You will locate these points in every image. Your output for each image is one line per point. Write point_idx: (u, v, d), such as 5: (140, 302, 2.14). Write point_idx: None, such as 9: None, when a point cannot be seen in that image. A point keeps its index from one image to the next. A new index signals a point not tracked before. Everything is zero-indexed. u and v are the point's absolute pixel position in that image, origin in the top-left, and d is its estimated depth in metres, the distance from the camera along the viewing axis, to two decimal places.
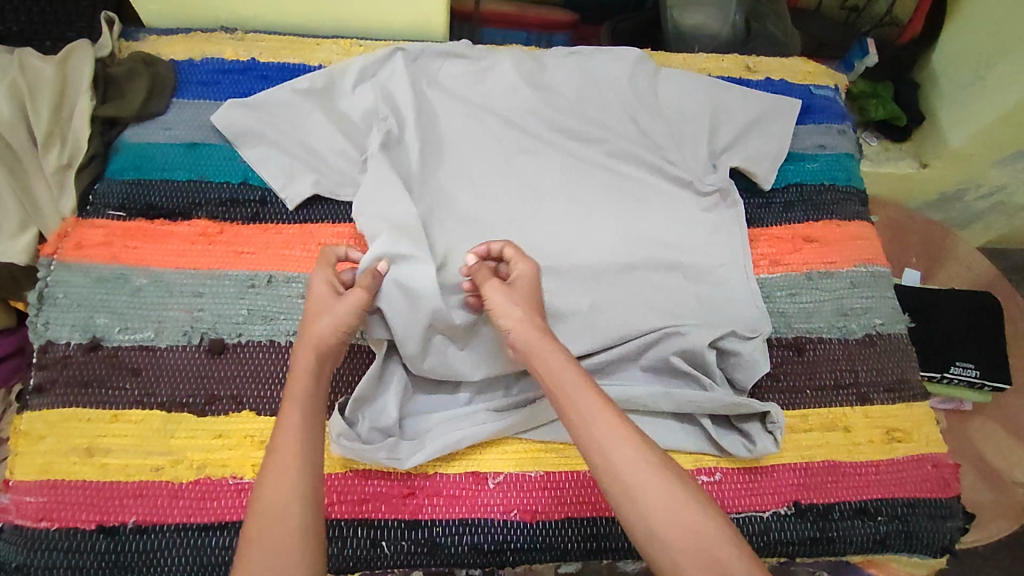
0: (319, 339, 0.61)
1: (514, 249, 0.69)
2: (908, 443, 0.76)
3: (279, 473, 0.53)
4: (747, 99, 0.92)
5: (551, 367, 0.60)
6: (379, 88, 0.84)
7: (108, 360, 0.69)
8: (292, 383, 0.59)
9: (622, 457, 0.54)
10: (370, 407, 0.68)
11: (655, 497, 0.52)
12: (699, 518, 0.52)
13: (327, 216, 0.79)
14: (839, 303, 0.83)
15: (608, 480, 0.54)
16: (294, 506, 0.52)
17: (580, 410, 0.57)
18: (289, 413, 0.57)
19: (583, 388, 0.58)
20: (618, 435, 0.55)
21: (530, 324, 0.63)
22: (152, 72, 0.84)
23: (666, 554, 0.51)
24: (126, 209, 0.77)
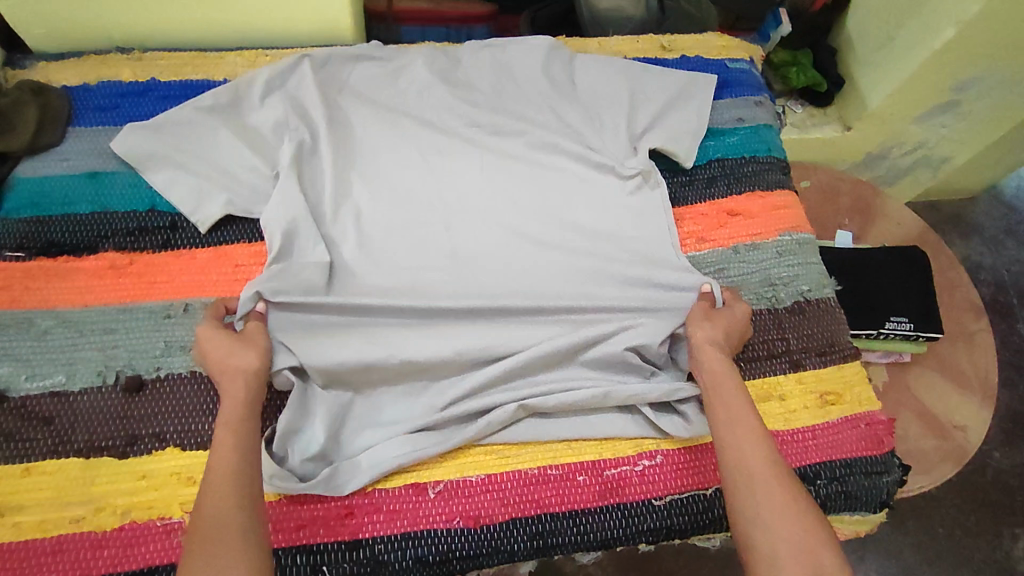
0: (250, 368, 0.64)
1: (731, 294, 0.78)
2: (841, 405, 0.78)
3: (216, 489, 0.55)
4: (663, 79, 0.92)
5: (717, 367, 0.69)
6: (287, 98, 0.82)
7: (15, 411, 0.65)
8: (226, 408, 0.61)
9: (750, 449, 0.60)
10: (298, 436, 0.67)
11: (774, 491, 0.57)
12: (809, 525, 0.55)
13: (243, 236, 0.76)
14: (767, 274, 0.84)
15: (732, 466, 0.60)
16: (234, 514, 0.54)
17: (728, 403, 0.65)
18: (224, 433, 0.59)
19: (738, 391, 0.66)
20: (753, 432, 0.62)
21: (713, 337, 0.72)
22: (42, 102, 0.79)
23: (767, 540, 0.55)
24: (25, 249, 0.73)
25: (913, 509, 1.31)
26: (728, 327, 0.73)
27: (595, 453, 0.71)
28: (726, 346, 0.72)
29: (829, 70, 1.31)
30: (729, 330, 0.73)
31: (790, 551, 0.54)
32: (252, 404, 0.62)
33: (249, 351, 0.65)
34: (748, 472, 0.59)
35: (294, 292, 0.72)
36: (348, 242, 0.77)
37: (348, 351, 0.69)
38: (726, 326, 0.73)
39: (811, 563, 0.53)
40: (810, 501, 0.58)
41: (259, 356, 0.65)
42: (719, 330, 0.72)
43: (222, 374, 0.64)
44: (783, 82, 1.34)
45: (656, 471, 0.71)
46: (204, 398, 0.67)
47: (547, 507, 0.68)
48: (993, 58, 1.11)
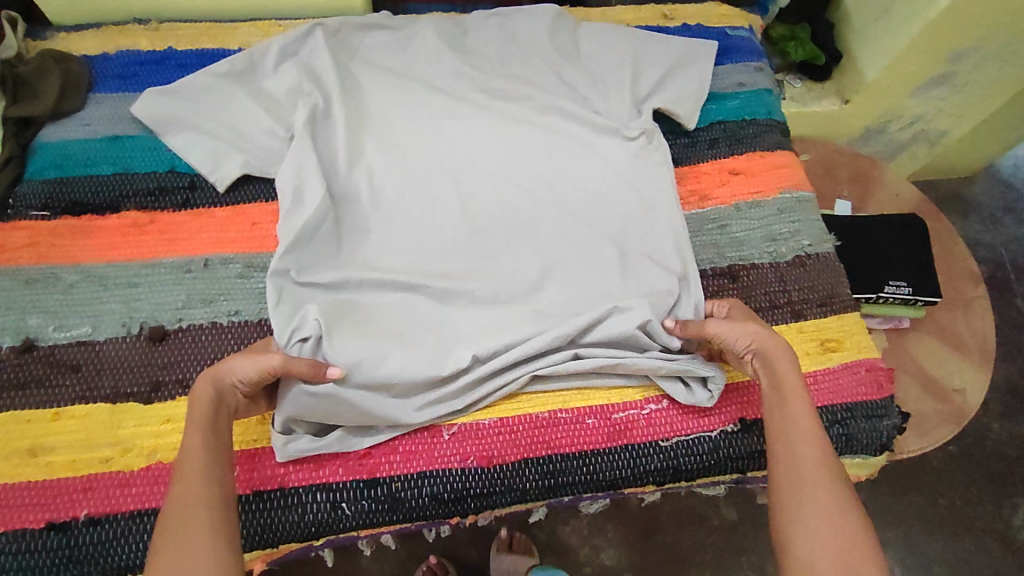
0: (217, 375, 0.63)
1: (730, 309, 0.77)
2: (842, 352, 0.80)
3: (183, 490, 0.55)
4: (665, 45, 0.95)
5: (780, 368, 0.67)
6: (301, 65, 0.84)
7: (44, 360, 0.67)
8: (194, 408, 0.61)
9: (805, 456, 0.61)
10: (314, 407, 0.66)
11: (823, 500, 0.58)
12: (854, 530, 0.56)
13: (259, 195, 0.79)
14: (768, 229, 0.87)
15: (784, 472, 0.61)
16: (202, 511, 0.54)
17: (786, 406, 0.65)
18: (192, 434, 0.59)
19: (801, 395, 0.65)
20: (810, 438, 0.62)
21: (762, 341, 0.70)
22: (63, 69, 0.81)
23: (808, 547, 0.56)
24: (50, 209, 0.75)
25: (917, 480, 1.33)
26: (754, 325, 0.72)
27: (604, 398, 0.74)
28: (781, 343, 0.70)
29: (827, 44, 1.33)
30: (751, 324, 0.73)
31: (826, 558, 0.55)
32: (213, 404, 0.61)
33: (227, 367, 0.63)
34: (799, 478, 0.60)
35: (311, 265, 0.74)
36: (361, 200, 0.80)
37: (367, 346, 0.69)
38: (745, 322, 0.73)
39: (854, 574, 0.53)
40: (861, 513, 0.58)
41: (243, 374, 0.63)
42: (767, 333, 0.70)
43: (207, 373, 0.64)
44: (781, 56, 1.35)
45: (663, 414, 0.74)
46: (225, 347, 0.70)
47: (558, 448, 0.71)
48: (987, 29, 1.13)
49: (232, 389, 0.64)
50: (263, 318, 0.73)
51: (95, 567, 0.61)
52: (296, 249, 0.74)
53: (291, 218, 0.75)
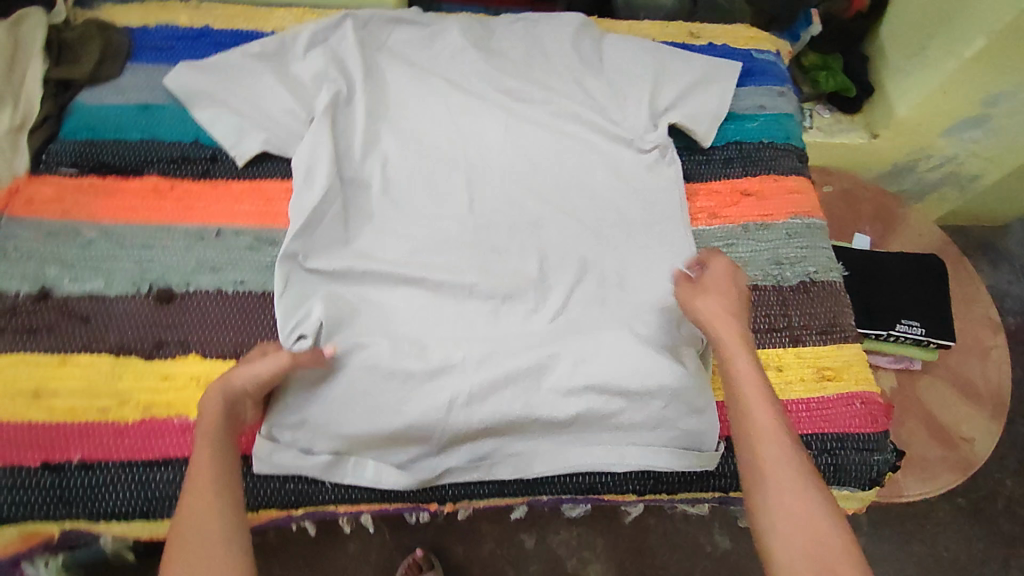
0: (229, 385, 0.63)
1: (709, 253, 0.79)
2: (838, 381, 0.79)
3: (195, 502, 0.57)
4: (687, 63, 0.96)
5: (735, 362, 0.67)
6: (329, 52, 0.87)
7: (56, 309, 0.70)
8: (204, 419, 0.62)
9: (768, 452, 0.61)
10: (304, 405, 0.69)
11: (789, 497, 0.58)
12: (817, 516, 0.56)
13: (276, 173, 0.81)
14: (774, 253, 0.87)
15: (749, 470, 0.61)
16: (215, 522, 0.56)
17: (745, 401, 0.65)
18: (201, 445, 0.60)
19: (761, 390, 0.65)
20: (771, 434, 0.62)
21: (716, 313, 0.71)
22: (105, 38, 0.85)
23: (777, 545, 0.56)
24: (78, 166, 0.78)
25: (923, 532, 1.29)
26: (717, 292, 0.73)
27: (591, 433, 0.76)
28: (733, 313, 0.72)
29: (859, 77, 1.32)
30: (723, 289, 0.74)
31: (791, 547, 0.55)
32: (226, 418, 0.62)
33: (241, 371, 0.65)
34: (762, 476, 0.60)
35: (318, 248, 0.76)
36: (372, 185, 0.82)
37: (365, 351, 0.71)
38: (710, 287, 0.74)
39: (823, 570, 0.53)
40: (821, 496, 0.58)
41: (254, 380, 0.65)
42: (725, 304, 0.72)
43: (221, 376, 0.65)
44: (812, 85, 1.35)
45: None
46: (228, 314, 0.72)
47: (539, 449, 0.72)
48: None
49: (248, 393, 0.65)
50: (266, 290, 0.75)
51: (83, 509, 0.63)
52: (306, 234, 0.76)
53: (301, 205, 0.77)
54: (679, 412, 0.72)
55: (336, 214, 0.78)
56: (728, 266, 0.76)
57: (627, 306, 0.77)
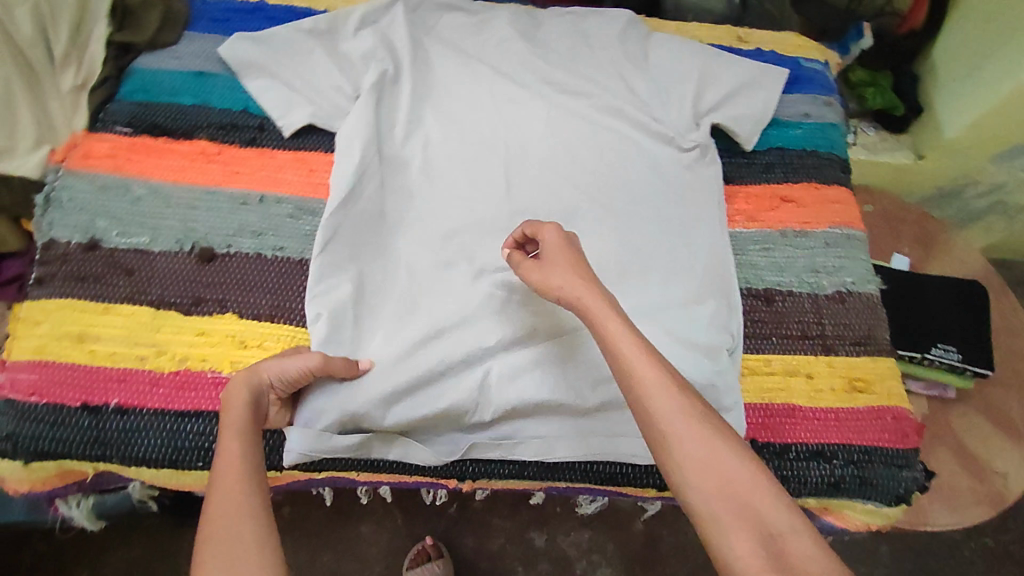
0: (254, 378, 0.62)
1: (533, 225, 0.71)
2: (869, 394, 0.77)
3: (222, 501, 0.52)
4: (733, 66, 0.96)
5: (604, 324, 0.61)
6: (379, 33, 0.89)
7: (104, 259, 0.72)
8: (229, 414, 0.58)
9: (662, 406, 0.55)
10: (339, 393, 0.68)
11: (694, 447, 0.53)
12: (735, 468, 0.52)
13: (320, 146, 0.83)
14: (811, 261, 0.85)
15: (647, 429, 0.56)
16: (245, 524, 0.51)
17: (623, 359, 0.58)
18: (228, 440, 0.56)
19: (636, 343, 0.59)
20: (661, 386, 0.56)
21: (575, 285, 0.64)
22: (167, 6, 0.88)
23: (704, 504, 0.51)
24: (133, 126, 0.81)
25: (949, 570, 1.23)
26: (564, 263, 0.66)
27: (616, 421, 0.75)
28: (590, 280, 0.65)
29: (907, 96, 1.30)
30: (569, 259, 0.67)
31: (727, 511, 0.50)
32: (252, 407, 0.59)
33: (267, 365, 0.63)
34: (665, 435, 0.54)
35: (358, 218, 0.77)
36: (412, 165, 0.83)
37: (395, 330, 0.72)
38: (556, 261, 0.67)
39: (749, 515, 0.50)
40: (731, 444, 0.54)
41: (284, 372, 0.64)
42: (577, 275, 0.65)
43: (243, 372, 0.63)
44: (858, 100, 1.32)
45: None
46: (266, 277, 0.74)
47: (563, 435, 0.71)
48: None
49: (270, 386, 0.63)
50: (304, 257, 0.76)
51: (115, 452, 0.65)
52: (347, 206, 0.77)
53: (343, 180, 0.78)
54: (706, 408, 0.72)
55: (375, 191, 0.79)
56: (560, 232, 0.69)
57: (652, 297, 0.78)
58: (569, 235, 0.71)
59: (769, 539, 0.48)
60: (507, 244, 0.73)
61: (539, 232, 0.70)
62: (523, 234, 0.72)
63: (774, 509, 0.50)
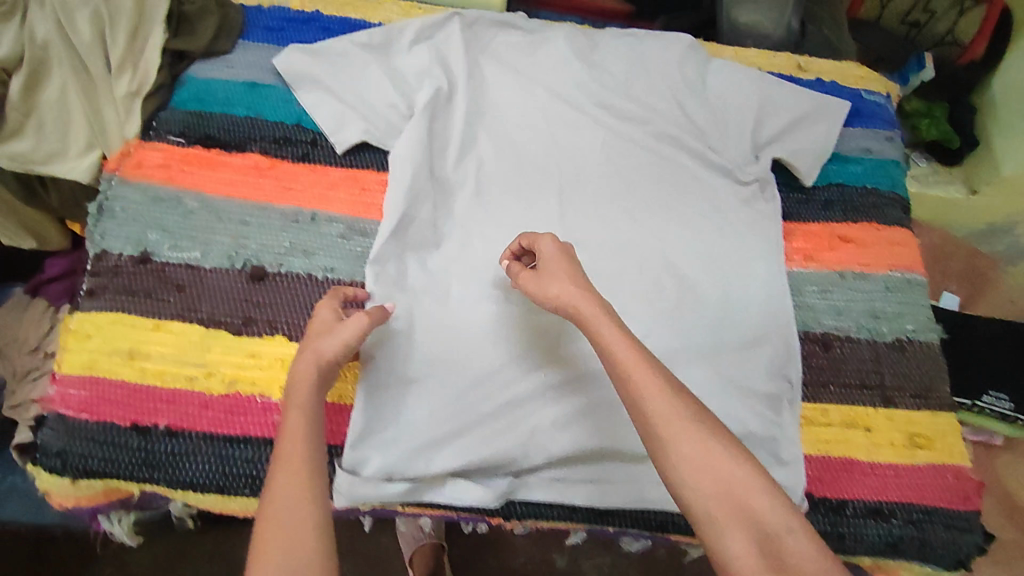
0: (319, 355, 0.62)
1: (529, 236, 0.71)
2: (930, 451, 0.74)
3: (289, 477, 0.55)
4: (795, 96, 0.93)
5: (599, 329, 0.62)
6: (434, 50, 0.87)
7: (155, 274, 0.72)
8: (295, 394, 0.60)
9: (658, 411, 0.57)
10: (386, 433, 0.67)
11: (691, 449, 0.55)
12: (733, 468, 0.55)
13: (373, 165, 0.82)
14: (870, 305, 0.83)
15: (645, 431, 0.57)
16: (308, 508, 0.53)
17: (619, 365, 0.60)
18: (294, 419, 0.59)
19: (629, 347, 0.61)
20: (656, 391, 0.58)
21: (572, 294, 0.65)
22: (223, 13, 0.86)
23: (700, 505, 0.54)
24: (186, 136, 0.79)
25: None
26: (561, 273, 0.66)
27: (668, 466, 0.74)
28: (588, 290, 0.65)
29: (965, 128, 1.25)
30: (567, 270, 0.67)
31: (724, 511, 0.53)
32: (318, 386, 0.61)
33: (327, 340, 0.63)
34: (662, 438, 0.56)
35: (411, 243, 0.76)
36: (463, 190, 0.81)
37: (443, 369, 0.69)
38: (554, 270, 0.67)
39: (745, 516, 0.52)
40: (727, 442, 0.56)
41: (341, 345, 0.63)
42: (573, 283, 0.65)
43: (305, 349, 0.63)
44: (912, 131, 1.28)
45: None
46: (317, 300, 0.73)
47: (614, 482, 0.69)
48: None
49: (337, 360, 0.63)
50: (354, 280, 0.75)
51: (163, 475, 0.65)
52: (399, 237, 0.75)
53: (395, 210, 0.76)
54: (762, 458, 0.71)
55: (426, 220, 0.77)
56: (557, 243, 0.69)
57: (708, 336, 0.76)
58: (566, 244, 0.70)
59: (767, 541, 0.51)
60: (506, 256, 0.72)
61: (535, 242, 0.70)
62: (520, 246, 0.72)
63: (769, 510, 0.53)
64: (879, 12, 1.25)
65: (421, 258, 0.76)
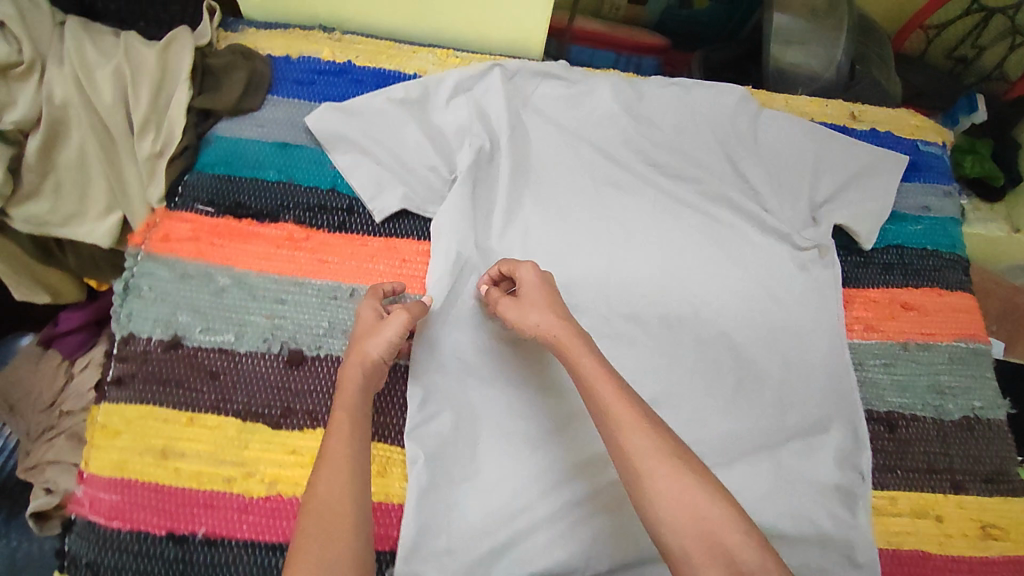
0: (366, 357, 0.62)
1: (510, 263, 0.71)
2: (1004, 541, 0.72)
3: (332, 477, 0.55)
4: (851, 151, 0.88)
5: (579, 362, 0.61)
6: (474, 104, 0.83)
7: (187, 360, 0.67)
8: (342, 393, 0.61)
9: (635, 446, 0.55)
10: (438, 540, 0.63)
11: (673, 488, 0.53)
12: (710, 505, 0.52)
13: (412, 233, 0.77)
14: (935, 379, 0.79)
15: (622, 466, 0.55)
16: (349, 506, 0.54)
17: (598, 396, 0.59)
18: (340, 420, 0.59)
19: (610, 382, 0.59)
20: (635, 427, 0.56)
21: (550, 323, 0.64)
22: (250, 67, 0.81)
23: (677, 542, 0.51)
24: (214, 205, 0.75)
25: None
26: (541, 301, 0.66)
27: None
28: (566, 318, 0.65)
29: None
30: (546, 298, 0.67)
31: (703, 552, 0.50)
32: (364, 388, 0.61)
33: (373, 341, 0.63)
34: (638, 473, 0.54)
35: (454, 325, 0.72)
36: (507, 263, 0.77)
37: (494, 467, 0.66)
38: (534, 299, 0.66)
39: (724, 557, 0.50)
40: (710, 483, 0.53)
41: (387, 346, 0.63)
42: (554, 313, 0.65)
43: (351, 351, 0.64)
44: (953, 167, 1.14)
45: None
46: None
47: None
48: None
49: (384, 360, 0.63)
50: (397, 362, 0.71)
51: None
52: (440, 320, 0.72)
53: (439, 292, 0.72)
54: (836, 561, 0.67)
55: (468, 300, 0.73)
56: (537, 271, 0.69)
57: (770, 420, 0.73)
58: (545, 273, 0.70)
59: None
60: (483, 281, 0.72)
61: (516, 270, 0.70)
62: (499, 271, 0.72)
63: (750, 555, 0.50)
64: (924, 46, 1.20)
65: (464, 342, 0.71)
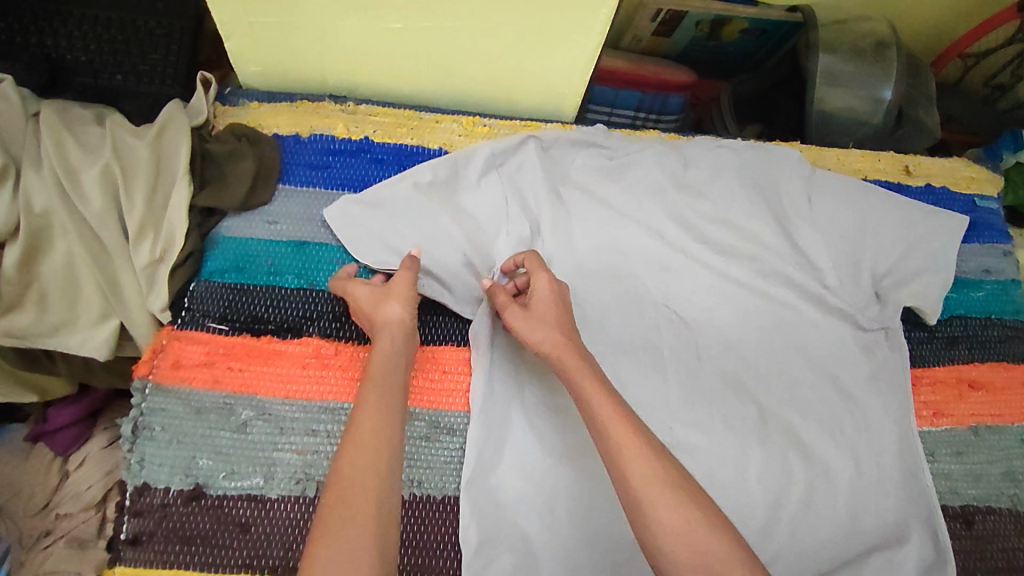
0: (387, 319, 0.61)
1: (532, 259, 0.67)
2: None
3: (358, 449, 0.52)
4: (912, 215, 0.82)
5: (578, 381, 0.58)
6: (507, 183, 0.75)
7: (212, 514, 0.60)
8: (373, 363, 0.59)
9: (634, 473, 0.51)
10: None
11: (671, 520, 0.49)
12: (710, 538, 0.48)
13: (451, 339, 0.70)
14: (1008, 466, 0.75)
15: (623, 494, 0.52)
16: (372, 482, 0.50)
17: (599, 421, 0.55)
18: (367, 392, 0.56)
19: (614, 409, 0.55)
20: (635, 450, 0.53)
21: (557, 344, 0.60)
22: (258, 154, 0.72)
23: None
24: (229, 322, 0.66)
25: None
26: (549, 318, 0.62)
27: None
28: (571, 337, 0.61)
29: None
30: (557, 316, 0.63)
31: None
32: (391, 358, 0.59)
33: (387, 306, 0.62)
34: (638, 502, 0.50)
35: (501, 452, 0.66)
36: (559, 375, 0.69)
37: None
38: (543, 314, 0.63)
39: None
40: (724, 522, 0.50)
41: (404, 307, 0.62)
42: (559, 331, 0.61)
43: (371, 315, 0.63)
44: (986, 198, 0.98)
45: None
46: (407, 529, 0.62)
47: None
48: None
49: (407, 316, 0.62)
50: (446, 493, 0.64)
51: None
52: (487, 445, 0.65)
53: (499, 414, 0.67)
54: None
55: (518, 418, 0.67)
56: (552, 282, 0.65)
57: (844, 528, 0.68)
58: (563, 287, 0.66)
59: None
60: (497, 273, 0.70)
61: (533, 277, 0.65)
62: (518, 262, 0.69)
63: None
64: (962, 73, 1.12)
65: (520, 463, 0.65)
